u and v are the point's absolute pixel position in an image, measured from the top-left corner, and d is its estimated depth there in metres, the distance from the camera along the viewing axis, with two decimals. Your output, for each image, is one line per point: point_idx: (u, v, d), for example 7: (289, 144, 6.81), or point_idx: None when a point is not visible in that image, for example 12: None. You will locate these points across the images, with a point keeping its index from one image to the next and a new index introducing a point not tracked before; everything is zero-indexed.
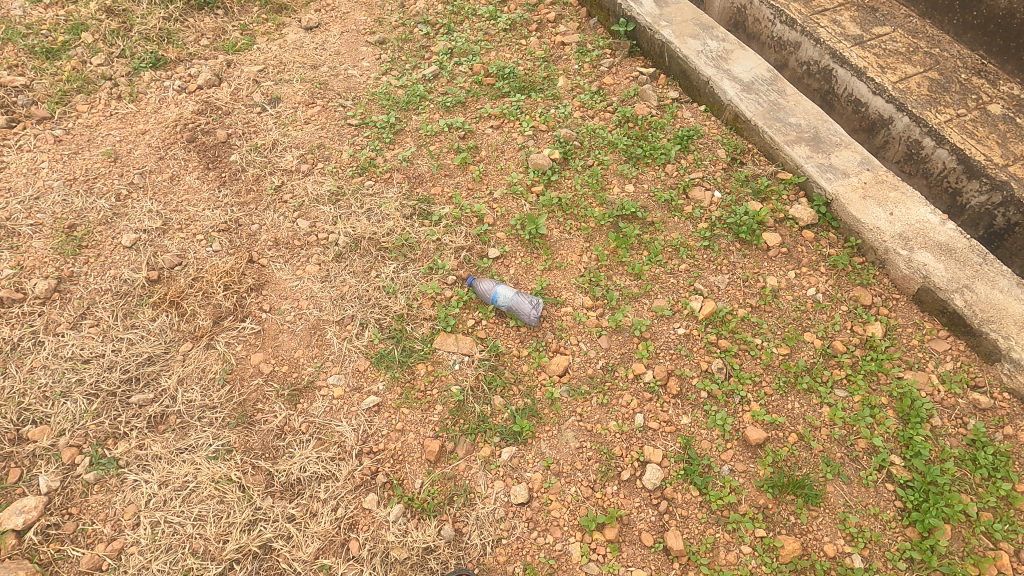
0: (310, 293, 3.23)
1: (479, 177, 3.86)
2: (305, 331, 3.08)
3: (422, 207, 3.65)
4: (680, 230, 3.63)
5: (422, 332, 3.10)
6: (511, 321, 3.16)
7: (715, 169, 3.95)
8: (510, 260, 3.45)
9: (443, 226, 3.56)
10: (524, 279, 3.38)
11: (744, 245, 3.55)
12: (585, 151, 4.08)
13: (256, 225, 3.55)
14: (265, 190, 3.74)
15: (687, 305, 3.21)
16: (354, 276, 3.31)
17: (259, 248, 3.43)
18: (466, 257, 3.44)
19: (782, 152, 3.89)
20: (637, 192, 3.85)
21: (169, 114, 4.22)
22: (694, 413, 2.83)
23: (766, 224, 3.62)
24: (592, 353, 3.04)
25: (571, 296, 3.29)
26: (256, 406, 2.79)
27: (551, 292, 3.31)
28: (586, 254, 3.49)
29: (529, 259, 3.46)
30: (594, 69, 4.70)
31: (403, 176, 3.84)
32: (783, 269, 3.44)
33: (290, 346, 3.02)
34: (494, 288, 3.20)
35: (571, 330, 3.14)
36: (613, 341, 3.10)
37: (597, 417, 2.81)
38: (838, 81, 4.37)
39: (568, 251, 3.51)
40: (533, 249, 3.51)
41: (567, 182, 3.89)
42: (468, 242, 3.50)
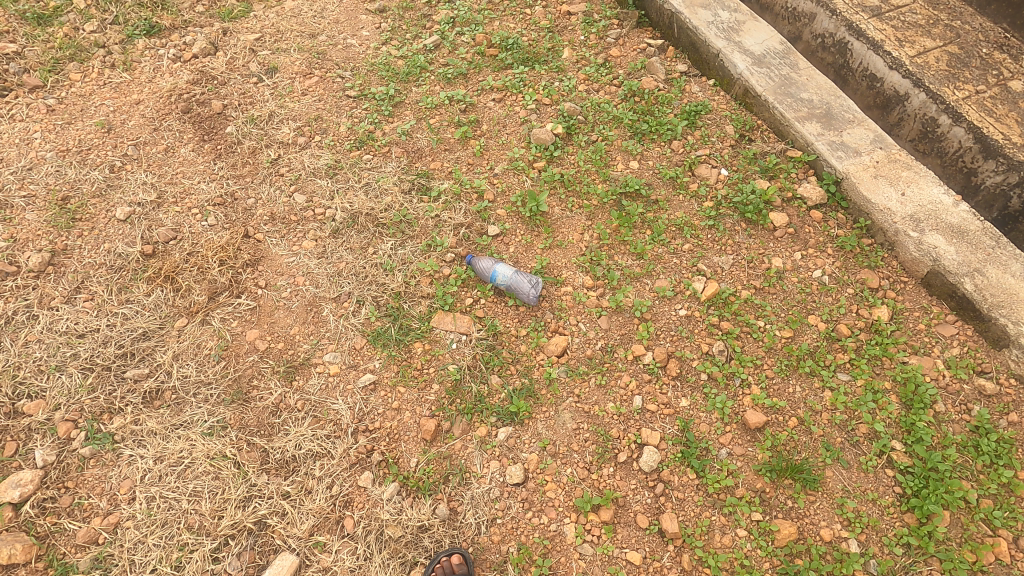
0: (306, 269, 3.18)
1: (479, 152, 3.77)
2: (301, 308, 3.04)
3: (421, 181, 3.56)
4: (685, 209, 3.55)
5: (420, 311, 3.08)
6: (510, 300, 3.13)
7: (722, 147, 3.86)
8: (510, 238, 3.39)
9: (443, 202, 3.48)
10: (524, 257, 3.32)
11: (750, 225, 3.48)
12: (589, 126, 3.98)
13: (252, 199, 3.48)
14: (261, 163, 3.66)
15: (689, 285, 3.14)
16: (351, 253, 3.26)
17: (254, 223, 3.37)
18: (466, 234, 3.38)
19: (792, 129, 3.77)
20: (641, 169, 3.76)
21: (163, 84, 4.13)
22: (694, 395, 2.80)
23: (773, 204, 3.53)
24: (592, 334, 3.00)
25: (571, 275, 3.24)
26: (251, 382, 2.77)
27: (552, 271, 3.26)
28: (588, 232, 3.42)
29: (530, 237, 3.40)
30: (600, 40, 4.56)
31: (401, 150, 3.74)
32: (789, 250, 3.36)
33: (286, 323, 2.99)
34: (492, 266, 3.16)
35: (571, 310, 3.09)
36: (613, 321, 3.05)
37: (595, 398, 2.78)
38: (853, 55, 4.22)
39: (569, 229, 3.44)
40: (534, 227, 3.44)
41: (570, 158, 3.80)
42: (467, 218, 3.43)
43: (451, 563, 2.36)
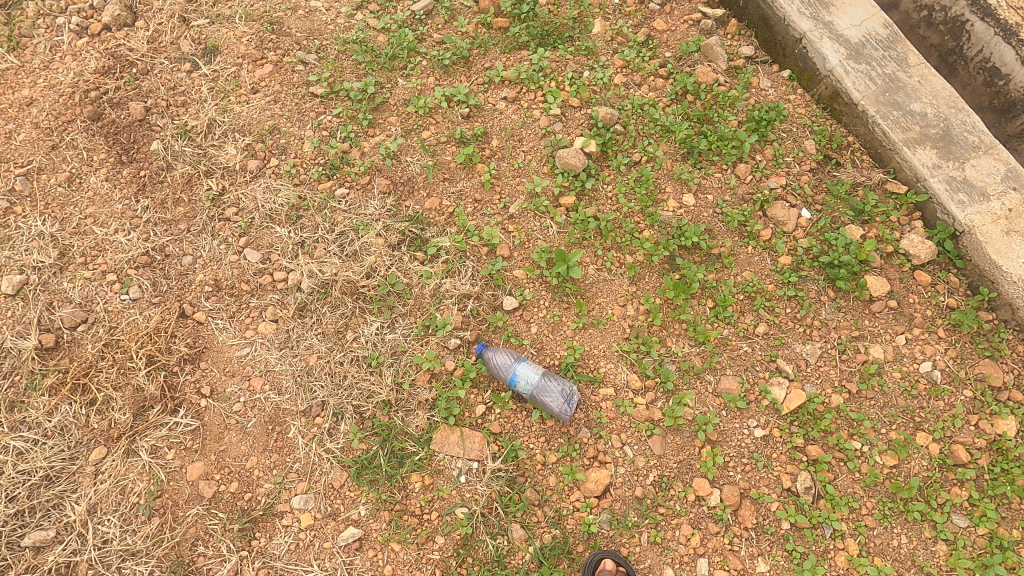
0: (265, 366, 2.42)
1: (489, 182, 2.87)
2: (260, 428, 2.32)
3: (414, 232, 2.72)
4: (755, 268, 2.76)
5: (416, 427, 2.36)
6: (534, 411, 2.39)
7: (802, 172, 2.98)
8: (532, 312, 2.61)
9: (443, 262, 2.66)
10: (549, 342, 2.56)
11: (840, 293, 2.68)
12: (631, 140, 3.05)
13: (189, 257, 2.63)
14: (199, 201, 2.76)
15: (766, 392, 2.42)
16: (323, 340, 2.49)
17: (193, 295, 2.54)
18: (474, 309, 2.59)
19: (896, 156, 2.89)
20: (698, 207, 2.90)
21: (64, 73, 3.08)
22: (773, 554, 2.20)
23: (870, 262, 2.72)
24: (641, 461, 2.32)
25: (612, 370, 2.50)
26: (195, 548, 2.12)
27: (587, 364, 2.51)
28: (632, 303, 2.64)
29: (557, 313, 2.61)
30: (641, 6, 3.42)
31: (386, 181, 2.84)
32: (890, 332, 2.60)
33: (239, 452, 2.27)
34: (512, 363, 2.42)
35: (613, 425, 2.39)
36: (668, 441, 2.36)
37: (649, 562, 2.19)
38: (972, 40, 3.24)
39: (608, 300, 2.65)
40: (563, 297, 2.64)
41: (606, 190, 2.92)
42: (475, 287, 2.62)
43: None
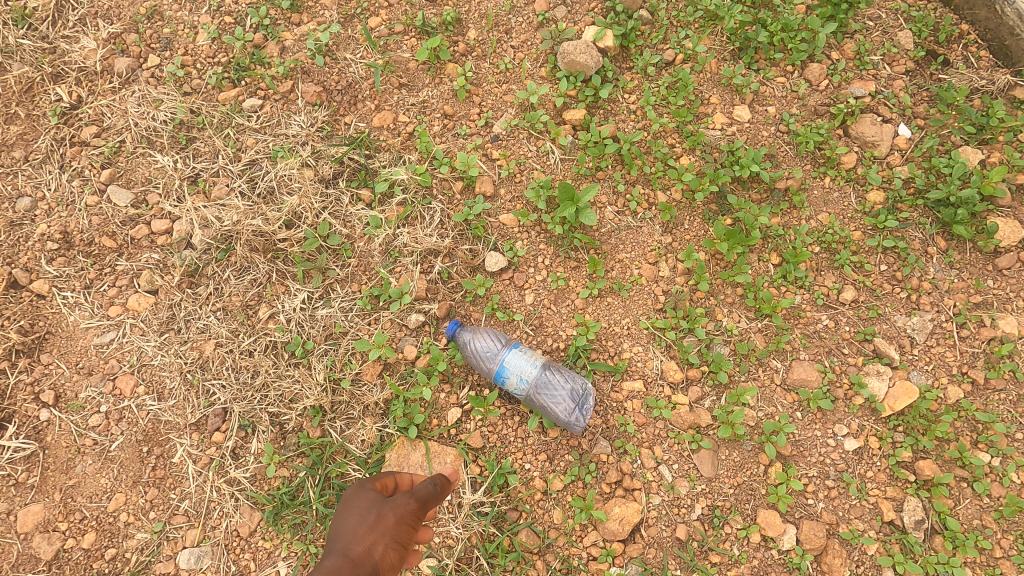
0: (138, 359, 1.66)
1: (464, 89, 2.02)
2: (130, 452, 1.59)
3: (356, 161, 1.90)
4: (833, 209, 1.99)
5: (363, 444, 1.66)
6: (533, 419, 1.68)
7: (896, 76, 2.15)
8: (526, 275, 1.86)
9: (398, 204, 1.86)
10: (552, 317, 1.82)
11: (956, 243, 1.92)
12: (661, 31, 2.15)
13: (27, 199, 1.81)
14: (43, 116, 1.90)
15: (860, 386, 1.70)
16: (224, 319, 1.71)
17: (29, 256, 1.73)
18: (444, 272, 1.82)
19: None
20: (754, 124, 2.09)
21: None
22: None
23: (998, 199, 1.93)
24: (683, 488, 1.64)
25: (639, 356, 1.78)
26: None
27: (606, 348, 1.79)
28: (665, 260, 1.89)
29: (562, 275, 1.86)
30: None
31: (315, 88, 1.98)
32: None
33: (99, 489, 1.55)
34: (498, 351, 1.69)
35: (643, 436, 1.69)
36: (721, 458, 1.67)
37: None
38: None
39: (633, 255, 1.89)
40: (570, 253, 1.88)
41: (629, 100, 2.08)
42: (444, 239, 1.84)
43: None
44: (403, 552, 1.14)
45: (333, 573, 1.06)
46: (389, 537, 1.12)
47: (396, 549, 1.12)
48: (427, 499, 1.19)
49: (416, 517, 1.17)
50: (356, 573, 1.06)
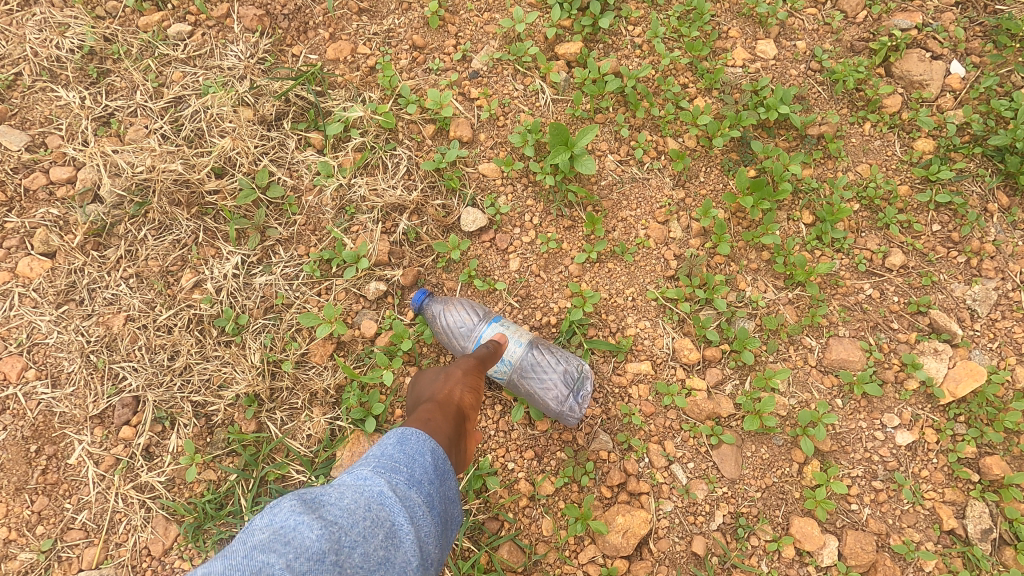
0: (28, 337, 1.34)
1: (435, 18, 1.65)
2: (14, 452, 1.28)
3: (303, 99, 1.56)
4: (875, 159, 1.68)
5: (309, 440, 1.36)
6: (517, 410, 1.39)
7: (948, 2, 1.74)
8: (509, 236, 1.55)
9: (355, 151, 1.54)
10: (541, 287, 1.52)
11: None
12: None
13: None
14: None
15: (915, 366, 1.41)
16: (138, 288, 1.39)
17: None
18: (411, 232, 1.51)
19: None
20: (782, 60, 1.75)
21: None
22: None
23: None
24: (700, 492, 1.35)
25: (647, 333, 1.48)
26: None
27: (606, 323, 1.49)
28: (678, 218, 1.57)
29: (553, 237, 1.54)
30: None
31: (252, 13, 1.61)
32: None
33: None
34: (476, 325, 1.38)
35: (650, 428, 1.40)
36: (746, 455, 1.37)
37: None
38: None
39: (638, 213, 1.58)
40: (563, 210, 1.56)
41: (635, 29, 1.73)
42: (411, 192, 1.52)
43: None
44: (478, 397, 1.12)
45: (424, 411, 1.01)
46: (464, 382, 1.10)
47: (473, 391, 1.10)
48: (487, 356, 1.21)
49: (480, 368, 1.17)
50: (446, 407, 1.02)
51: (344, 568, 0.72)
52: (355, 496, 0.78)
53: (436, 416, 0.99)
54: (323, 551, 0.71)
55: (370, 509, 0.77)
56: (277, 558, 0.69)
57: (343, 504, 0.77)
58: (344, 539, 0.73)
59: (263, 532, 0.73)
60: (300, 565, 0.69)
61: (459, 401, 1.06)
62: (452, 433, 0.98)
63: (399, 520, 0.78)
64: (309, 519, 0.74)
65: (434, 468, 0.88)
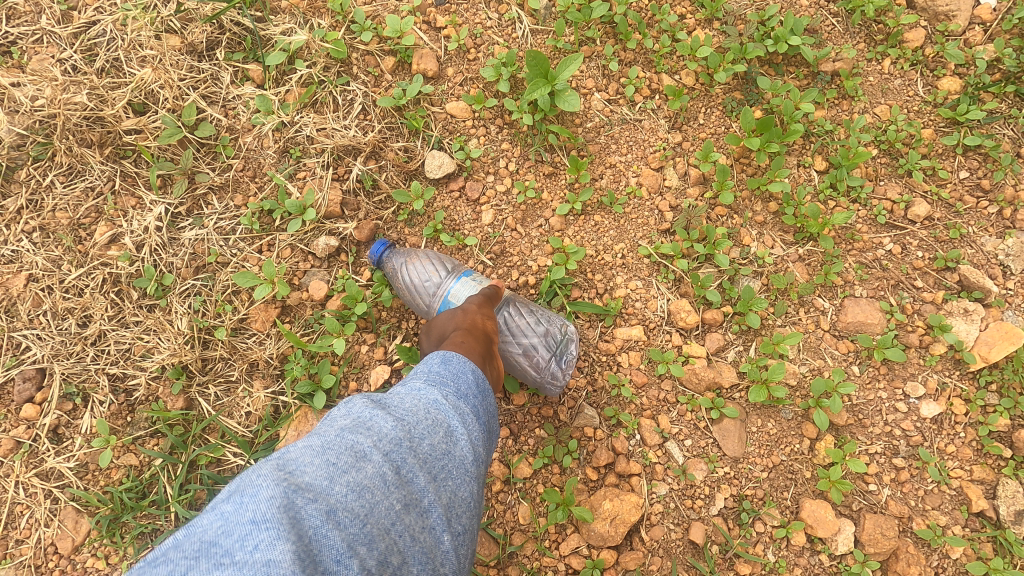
0: None
1: None
2: None
3: (239, 24, 1.34)
4: (896, 100, 1.48)
5: (247, 417, 1.16)
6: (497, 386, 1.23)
7: None
8: (482, 185, 1.35)
9: (302, 86, 1.33)
10: (518, 242, 1.33)
11: None
12: None
13: None
14: None
15: (941, 330, 1.24)
16: (43, 244, 1.19)
17: None
18: (368, 180, 1.31)
19: None
20: None
21: None
22: None
23: None
24: (698, 473, 1.18)
25: (638, 294, 1.30)
26: None
27: (592, 283, 1.30)
28: (674, 164, 1.38)
29: (532, 186, 1.35)
30: None
31: None
32: None
33: None
34: (441, 281, 1.17)
35: (642, 401, 1.22)
36: (751, 430, 1.21)
37: None
38: None
39: (629, 159, 1.38)
40: (543, 156, 1.36)
41: None
42: (367, 133, 1.32)
43: None
44: None
45: (453, 341, 0.90)
46: (483, 313, 1.02)
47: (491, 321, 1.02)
48: (493, 290, 1.12)
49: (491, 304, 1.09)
50: (475, 336, 0.93)
51: (419, 455, 0.66)
52: (416, 398, 0.73)
53: (464, 339, 0.92)
54: (400, 437, 0.66)
55: (431, 410, 0.72)
56: (364, 438, 0.65)
57: (407, 405, 0.72)
58: (416, 429, 0.68)
59: (340, 421, 0.68)
60: (384, 445, 0.65)
61: (482, 327, 0.98)
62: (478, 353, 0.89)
63: (460, 422, 0.73)
64: (383, 410, 0.69)
65: (479, 383, 0.81)
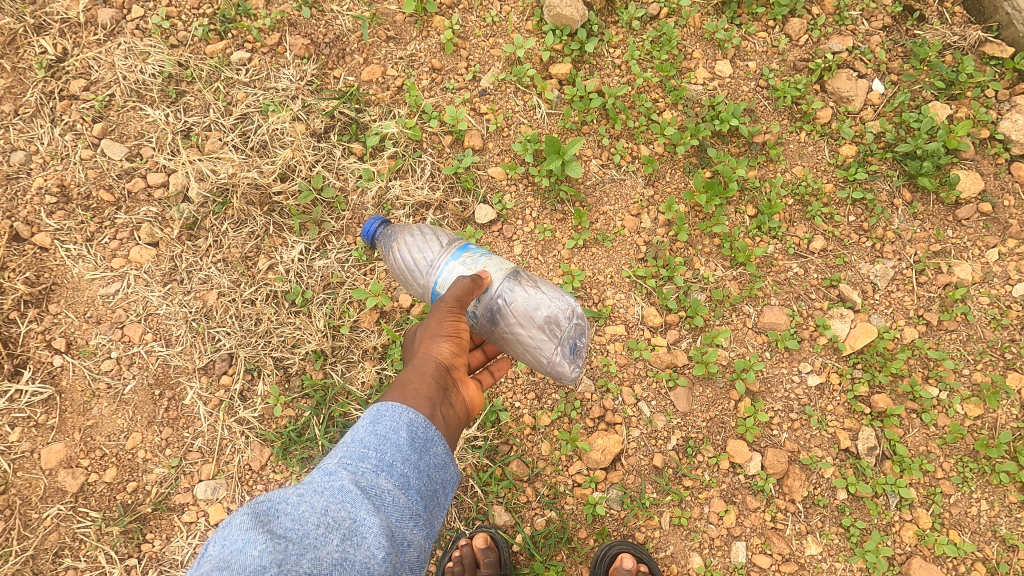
0: (143, 308, 1.74)
1: (452, 43, 2.03)
2: (142, 394, 1.68)
3: (346, 114, 1.94)
4: (808, 162, 2.07)
5: (363, 385, 1.76)
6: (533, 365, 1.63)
7: (872, 31, 2.15)
8: (513, 226, 1.94)
9: (390, 158, 1.93)
10: (539, 266, 1.92)
11: (919, 196, 2.01)
12: None
13: (21, 153, 1.82)
14: (29, 69, 1.90)
15: (825, 328, 1.84)
16: (226, 270, 1.78)
17: (28, 210, 1.77)
18: (437, 224, 1.91)
19: (1006, 5, 2.05)
20: (735, 80, 2.13)
21: None
22: (826, 533, 1.73)
23: (960, 152, 2.00)
24: (660, 422, 1.79)
25: (622, 302, 1.90)
26: (62, 560, 1.58)
27: (590, 295, 1.90)
28: (648, 212, 1.98)
29: (549, 227, 1.94)
30: None
31: (304, 41, 1.98)
32: (979, 245, 1.95)
33: (114, 430, 1.65)
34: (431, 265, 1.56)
35: (624, 375, 1.83)
36: (695, 395, 1.81)
37: (671, 548, 1.74)
38: None
39: (617, 207, 1.98)
40: (556, 205, 1.96)
41: (614, 53, 2.10)
42: (435, 191, 1.92)
43: (473, 547, 1.71)
44: (453, 345, 1.31)
45: (408, 379, 1.23)
46: (438, 340, 1.29)
47: (451, 342, 1.31)
48: (463, 291, 1.37)
49: (457, 310, 1.35)
50: (426, 370, 1.24)
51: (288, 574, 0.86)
52: (305, 511, 0.93)
53: (415, 382, 1.21)
54: (265, 567, 0.85)
55: (325, 516, 0.93)
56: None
57: (295, 517, 0.92)
58: (292, 550, 0.88)
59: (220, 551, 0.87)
60: None
61: (437, 360, 1.28)
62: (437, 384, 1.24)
63: (357, 521, 0.94)
64: (258, 534, 0.89)
65: (402, 453, 1.05)
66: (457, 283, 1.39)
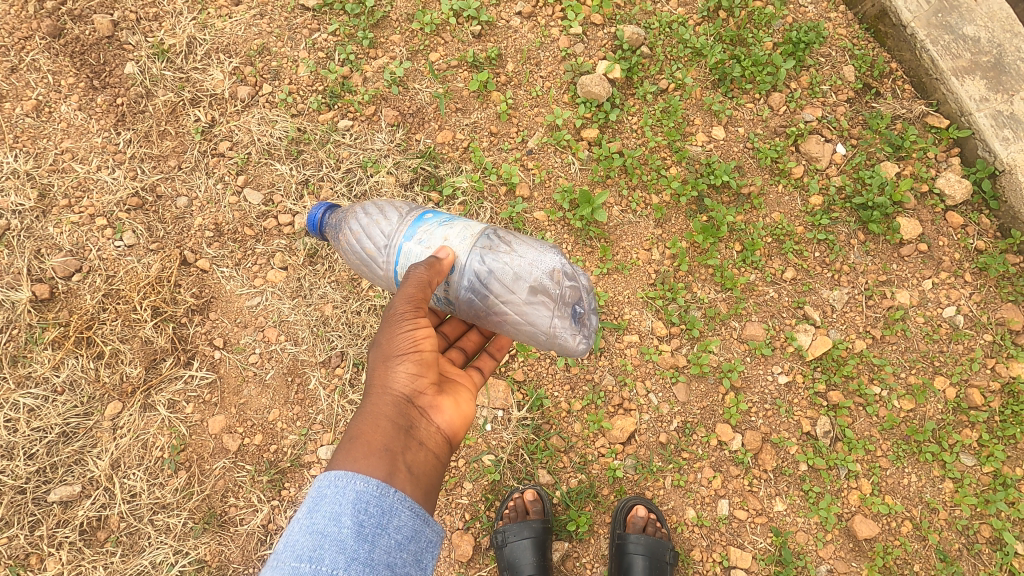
0: (278, 316, 2.32)
1: (506, 113, 2.62)
2: (279, 380, 2.27)
3: (426, 169, 2.53)
4: (785, 209, 2.60)
5: None
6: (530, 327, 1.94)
7: (838, 103, 2.70)
8: None
9: (460, 204, 2.52)
10: None
11: (870, 237, 2.56)
12: (657, 65, 2.70)
13: (184, 198, 2.42)
14: (187, 133, 2.50)
15: (791, 340, 2.42)
16: (337, 288, 2.34)
17: (192, 242, 2.38)
18: None
19: (942, 87, 2.60)
20: (728, 141, 2.67)
21: None
22: (790, 495, 2.28)
23: (904, 203, 2.55)
24: (665, 408, 2.35)
25: (637, 317, 2.46)
26: (226, 499, 2.16)
27: (611, 311, 2.46)
28: (657, 247, 2.54)
29: (580, 258, 2.51)
30: None
31: (393, 111, 2.58)
32: (916, 276, 2.50)
33: (260, 406, 2.24)
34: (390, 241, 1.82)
35: (637, 373, 2.39)
36: (692, 389, 2.37)
37: (672, 504, 2.30)
38: None
39: (633, 243, 2.55)
40: (586, 241, 2.53)
41: (631, 120, 2.66)
42: None
43: (525, 500, 2.31)
44: (407, 373, 1.58)
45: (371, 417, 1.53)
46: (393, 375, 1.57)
47: (403, 371, 1.58)
48: (418, 283, 1.60)
49: (414, 315, 1.60)
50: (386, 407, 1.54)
51: None
52: None
53: (375, 426, 1.51)
54: None
55: None
56: None
57: None
58: None
59: None
60: None
61: (400, 390, 1.58)
62: (397, 420, 1.52)
63: None
64: None
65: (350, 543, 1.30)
66: (412, 276, 1.60)
